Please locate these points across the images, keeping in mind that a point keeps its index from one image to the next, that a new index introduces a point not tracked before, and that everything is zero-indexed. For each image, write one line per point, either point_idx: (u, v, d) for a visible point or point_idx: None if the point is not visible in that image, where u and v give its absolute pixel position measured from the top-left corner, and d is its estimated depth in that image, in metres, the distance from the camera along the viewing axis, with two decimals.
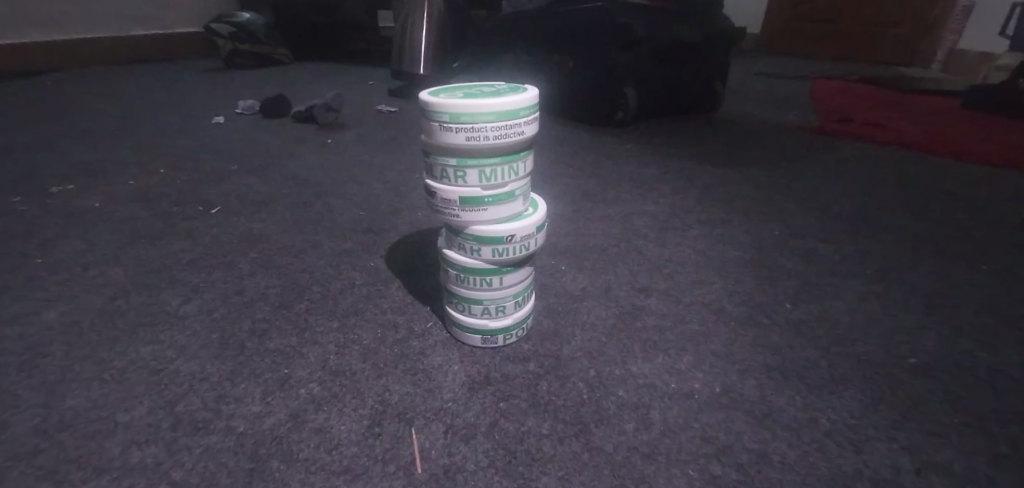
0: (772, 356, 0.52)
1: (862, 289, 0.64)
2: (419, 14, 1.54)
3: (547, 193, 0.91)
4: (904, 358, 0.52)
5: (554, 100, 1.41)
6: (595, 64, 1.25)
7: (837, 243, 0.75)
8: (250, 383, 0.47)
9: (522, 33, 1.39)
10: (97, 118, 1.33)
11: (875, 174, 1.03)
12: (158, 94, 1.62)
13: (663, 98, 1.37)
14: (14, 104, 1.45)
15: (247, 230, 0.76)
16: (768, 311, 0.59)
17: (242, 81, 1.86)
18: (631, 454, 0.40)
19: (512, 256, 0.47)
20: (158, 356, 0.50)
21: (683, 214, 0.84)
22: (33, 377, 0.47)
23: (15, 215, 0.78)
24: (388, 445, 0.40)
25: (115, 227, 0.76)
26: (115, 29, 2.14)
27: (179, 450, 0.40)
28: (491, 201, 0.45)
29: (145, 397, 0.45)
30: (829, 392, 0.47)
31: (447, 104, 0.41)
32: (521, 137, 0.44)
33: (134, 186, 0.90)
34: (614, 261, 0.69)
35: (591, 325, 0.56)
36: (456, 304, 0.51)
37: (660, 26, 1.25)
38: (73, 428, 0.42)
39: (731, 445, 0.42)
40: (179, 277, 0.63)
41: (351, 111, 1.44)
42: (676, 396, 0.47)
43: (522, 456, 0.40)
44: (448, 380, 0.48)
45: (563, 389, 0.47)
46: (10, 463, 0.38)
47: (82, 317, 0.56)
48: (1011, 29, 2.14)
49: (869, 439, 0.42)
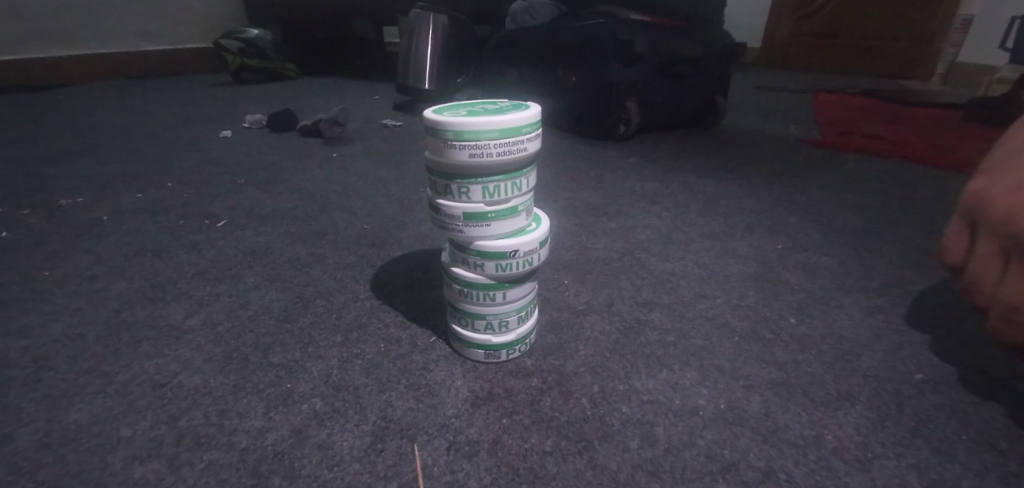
0: (776, 371, 0.52)
1: (866, 303, 0.64)
2: (423, 31, 1.57)
3: (550, 206, 0.92)
4: (911, 373, 0.52)
5: (556, 113, 1.42)
6: (597, 77, 1.26)
7: (840, 256, 0.75)
8: (253, 397, 0.47)
9: (525, 49, 1.41)
10: (107, 132, 1.35)
11: (878, 187, 1.04)
12: (167, 108, 1.64)
13: (666, 111, 1.38)
14: (26, 118, 1.48)
15: (253, 243, 0.76)
16: (772, 326, 0.59)
17: (249, 96, 1.89)
18: (635, 471, 0.40)
19: (514, 271, 0.48)
20: (162, 369, 0.50)
21: (686, 228, 0.84)
22: (37, 390, 0.48)
23: (23, 228, 0.79)
24: (390, 462, 0.40)
25: (120, 240, 0.76)
26: (126, 45, 2.19)
27: (181, 465, 0.40)
28: (495, 217, 0.46)
29: (149, 411, 0.45)
30: (835, 408, 0.47)
31: (452, 122, 0.42)
32: (524, 154, 0.44)
33: (141, 199, 0.91)
34: (617, 275, 0.69)
35: (593, 339, 0.56)
36: (460, 320, 0.51)
37: (661, 41, 1.26)
38: (76, 442, 0.42)
39: (736, 462, 0.41)
40: (183, 290, 0.64)
41: (356, 125, 1.46)
42: (681, 412, 0.46)
43: (526, 473, 0.40)
44: (450, 395, 0.47)
45: (567, 404, 0.47)
46: (13, 477, 0.39)
47: (87, 330, 0.56)
48: (1011, 41, 2.14)
49: (878, 457, 0.42)
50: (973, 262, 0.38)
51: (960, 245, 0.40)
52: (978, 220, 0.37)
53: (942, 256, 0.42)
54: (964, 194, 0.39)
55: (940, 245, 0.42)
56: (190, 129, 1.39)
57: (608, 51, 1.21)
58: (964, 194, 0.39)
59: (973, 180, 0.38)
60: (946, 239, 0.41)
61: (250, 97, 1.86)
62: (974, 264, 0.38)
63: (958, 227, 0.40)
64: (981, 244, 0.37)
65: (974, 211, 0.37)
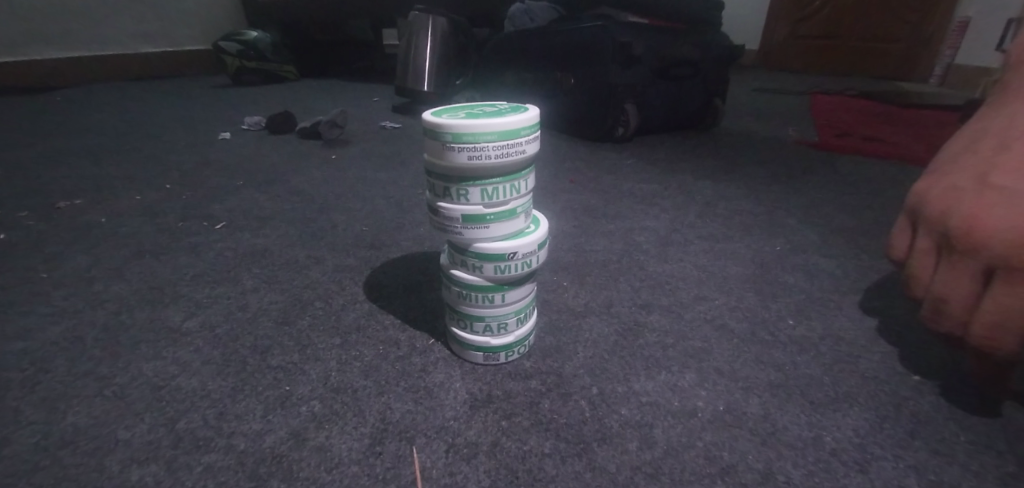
0: (775, 373, 0.52)
1: (864, 304, 0.64)
2: (422, 33, 1.58)
3: (548, 208, 0.92)
4: (909, 375, 0.52)
5: (554, 114, 1.42)
6: (595, 79, 1.26)
7: (838, 258, 0.75)
8: (251, 400, 0.47)
9: (523, 51, 1.41)
10: (106, 133, 1.35)
11: (875, 189, 1.04)
12: (166, 110, 1.64)
13: (665, 113, 1.38)
14: (24, 120, 1.48)
15: (251, 245, 0.76)
16: (770, 327, 0.59)
17: (248, 97, 1.89)
18: (634, 473, 0.40)
19: (513, 273, 0.48)
20: (160, 372, 0.50)
21: (684, 230, 0.84)
22: (35, 392, 0.47)
23: (21, 230, 0.79)
24: (389, 464, 0.40)
25: (119, 242, 0.76)
26: (125, 48, 2.19)
27: (179, 469, 0.40)
28: (493, 219, 0.46)
29: (147, 413, 0.45)
30: (834, 410, 0.47)
31: (451, 124, 0.42)
32: (522, 155, 0.44)
33: (140, 201, 0.91)
34: (616, 277, 0.69)
35: (592, 341, 0.56)
36: (459, 322, 0.51)
37: (659, 44, 1.27)
38: (74, 445, 0.42)
39: (734, 464, 0.41)
40: (182, 292, 0.64)
41: (354, 127, 1.46)
42: (679, 414, 0.46)
43: (524, 476, 0.39)
44: (449, 397, 0.47)
45: (566, 406, 0.47)
46: (11, 480, 0.38)
47: (85, 333, 0.56)
48: (1009, 44, 2.15)
49: (876, 459, 0.42)
50: (910, 256, 0.42)
51: (904, 243, 0.44)
52: (919, 217, 0.42)
53: (889, 253, 0.46)
54: (912, 197, 0.44)
55: (892, 246, 0.45)
56: (189, 131, 1.40)
57: (606, 53, 1.22)
58: (911, 197, 0.44)
59: (919, 183, 0.43)
60: (893, 238, 0.45)
61: (249, 99, 1.87)
62: (911, 258, 0.42)
63: (904, 226, 0.44)
64: (918, 238, 0.41)
65: (917, 209, 0.42)
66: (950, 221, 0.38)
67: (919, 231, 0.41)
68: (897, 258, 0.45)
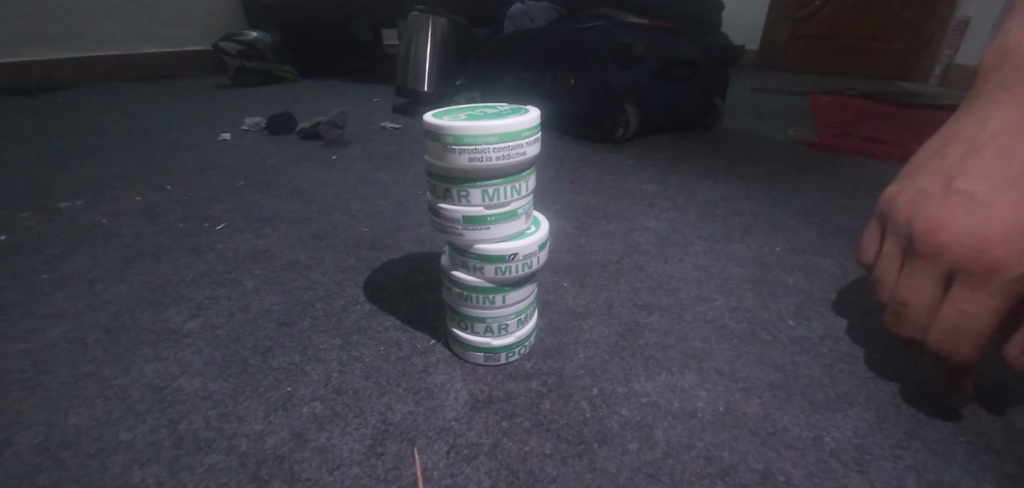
0: (775, 373, 0.52)
1: (863, 303, 0.64)
2: (423, 34, 1.58)
3: (549, 209, 0.92)
4: (910, 375, 0.52)
5: (554, 114, 1.42)
6: (595, 79, 1.26)
7: (838, 258, 0.75)
8: (253, 401, 0.47)
9: (523, 51, 1.41)
10: (107, 134, 1.36)
11: (875, 189, 1.04)
12: (166, 111, 1.64)
13: (664, 113, 1.38)
14: (25, 120, 1.48)
15: (252, 245, 0.77)
16: (770, 328, 0.59)
17: (249, 98, 1.89)
18: (634, 474, 0.40)
19: (514, 274, 0.48)
20: (162, 373, 0.50)
21: (685, 230, 0.84)
22: (36, 393, 0.48)
23: (21, 231, 0.79)
24: (390, 465, 0.40)
25: (120, 243, 0.77)
26: (125, 48, 2.19)
27: (180, 469, 0.40)
28: (494, 220, 0.46)
29: (148, 414, 0.45)
30: (834, 410, 0.47)
31: (452, 126, 0.42)
32: (523, 157, 0.44)
33: (140, 201, 0.92)
34: (616, 277, 0.70)
35: (593, 342, 0.56)
36: (460, 322, 0.51)
37: (658, 44, 1.27)
38: (76, 446, 0.42)
39: (734, 464, 0.41)
40: (183, 293, 0.64)
41: (354, 128, 1.46)
42: (679, 414, 0.46)
43: (525, 476, 0.40)
44: (450, 399, 0.47)
45: (566, 407, 0.47)
46: (13, 481, 0.39)
47: (87, 334, 0.56)
48: None
49: (875, 459, 0.42)
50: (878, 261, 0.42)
51: (873, 247, 0.44)
52: (888, 222, 0.42)
53: (859, 257, 0.46)
54: (883, 201, 0.44)
55: (862, 249, 0.45)
56: (189, 132, 1.40)
57: (606, 53, 1.22)
58: (881, 200, 0.44)
59: (890, 186, 0.43)
60: (863, 241, 0.45)
61: (249, 99, 1.87)
62: (879, 263, 0.42)
63: (874, 230, 0.44)
64: (885, 243, 0.42)
65: (887, 214, 0.42)
66: (915, 226, 0.38)
67: (887, 237, 0.41)
68: (867, 262, 0.45)
